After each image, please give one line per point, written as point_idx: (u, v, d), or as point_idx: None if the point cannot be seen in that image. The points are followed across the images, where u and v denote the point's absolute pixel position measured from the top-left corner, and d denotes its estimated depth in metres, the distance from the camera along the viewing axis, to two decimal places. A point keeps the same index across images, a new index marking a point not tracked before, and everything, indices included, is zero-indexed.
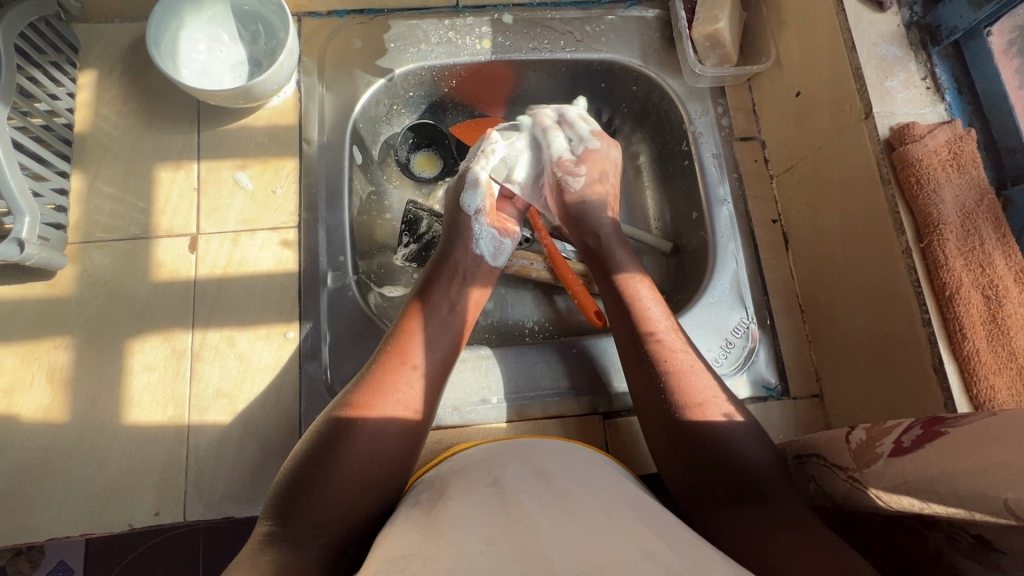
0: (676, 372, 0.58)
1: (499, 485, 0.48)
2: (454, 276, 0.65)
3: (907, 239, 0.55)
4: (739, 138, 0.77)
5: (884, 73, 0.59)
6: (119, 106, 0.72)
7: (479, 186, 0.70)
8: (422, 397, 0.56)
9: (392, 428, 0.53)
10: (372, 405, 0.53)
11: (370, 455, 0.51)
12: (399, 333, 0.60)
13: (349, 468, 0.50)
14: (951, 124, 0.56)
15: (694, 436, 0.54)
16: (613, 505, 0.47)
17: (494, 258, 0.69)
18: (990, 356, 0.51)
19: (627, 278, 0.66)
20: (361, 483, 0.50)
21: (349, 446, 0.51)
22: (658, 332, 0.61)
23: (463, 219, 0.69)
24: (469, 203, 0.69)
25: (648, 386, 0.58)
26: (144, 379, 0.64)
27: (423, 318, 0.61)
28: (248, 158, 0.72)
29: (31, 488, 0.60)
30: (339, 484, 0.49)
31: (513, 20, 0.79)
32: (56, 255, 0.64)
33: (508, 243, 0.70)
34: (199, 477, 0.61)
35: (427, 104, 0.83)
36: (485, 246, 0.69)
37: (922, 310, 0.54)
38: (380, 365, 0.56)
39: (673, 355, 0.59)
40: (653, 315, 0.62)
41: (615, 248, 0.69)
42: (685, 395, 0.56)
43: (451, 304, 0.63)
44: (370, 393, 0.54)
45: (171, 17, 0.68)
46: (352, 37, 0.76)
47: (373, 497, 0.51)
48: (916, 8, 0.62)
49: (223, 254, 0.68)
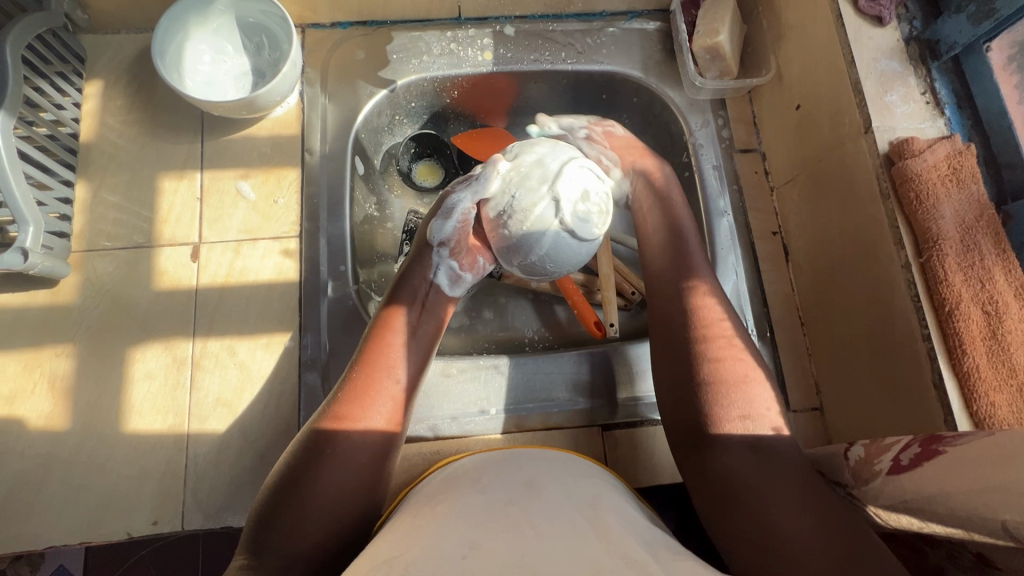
0: (733, 370, 0.53)
1: (486, 492, 0.48)
2: (417, 294, 0.63)
3: (906, 254, 0.55)
4: (740, 150, 0.77)
5: (884, 88, 0.60)
6: (124, 115, 0.73)
7: (451, 216, 0.65)
8: (398, 412, 0.56)
9: (361, 449, 0.53)
10: (350, 420, 0.53)
11: (343, 473, 0.51)
12: (374, 345, 0.59)
13: (325, 487, 0.50)
14: (950, 139, 0.56)
15: (711, 415, 0.51)
16: (599, 515, 0.46)
17: (454, 288, 0.66)
18: (990, 373, 0.50)
19: (693, 265, 0.61)
20: (337, 502, 0.51)
21: (326, 463, 0.51)
22: (720, 328, 0.56)
23: (427, 248, 0.66)
24: (436, 233, 0.65)
25: (682, 362, 0.55)
26: (145, 388, 0.64)
27: (398, 327, 0.60)
28: (251, 167, 0.72)
29: (31, 495, 0.61)
30: (315, 503, 0.50)
31: (515, 32, 0.79)
32: (59, 264, 0.65)
33: (470, 277, 0.67)
34: (198, 486, 0.61)
35: (429, 114, 0.84)
36: (442, 276, 0.65)
37: (921, 325, 0.54)
38: (345, 392, 0.55)
39: (732, 355, 0.54)
40: (716, 310, 0.58)
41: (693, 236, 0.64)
42: (732, 391, 0.52)
43: (421, 314, 0.62)
44: (347, 409, 0.54)
45: (176, 29, 0.69)
46: (355, 48, 0.77)
47: (348, 515, 0.51)
48: (915, 23, 0.62)
49: (224, 263, 0.69)
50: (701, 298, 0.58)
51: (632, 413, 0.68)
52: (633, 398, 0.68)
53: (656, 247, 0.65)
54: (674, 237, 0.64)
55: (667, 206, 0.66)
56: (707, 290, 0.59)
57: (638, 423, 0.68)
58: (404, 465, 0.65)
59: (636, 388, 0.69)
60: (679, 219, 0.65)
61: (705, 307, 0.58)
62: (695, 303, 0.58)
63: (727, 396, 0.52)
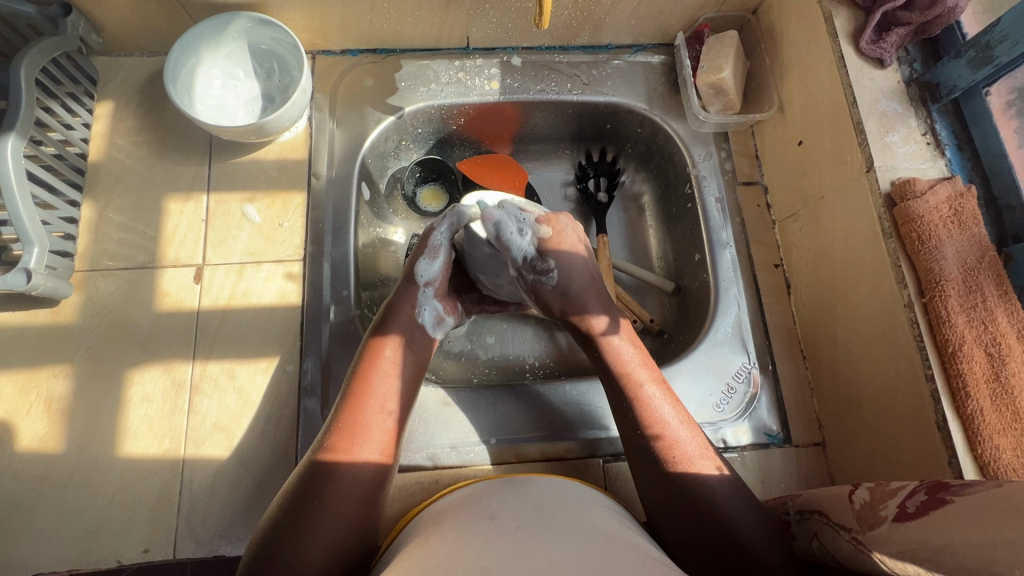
0: (658, 424, 0.56)
1: (495, 518, 0.48)
2: (405, 328, 0.63)
3: (908, 293, 0.55)
4: (742, 183, 0.78)
5: (885, 128, 0.61)
6: (133, 136, 0.73)
7: (437, 256, 0.67)
8: (386, 438, 0.55)
9: (357, 481, 0.52)
10: (352, 448, 0.53)
11: (340, 498, 0.50)
12: (366, 371, 0.58)
13: (327, 512, 0.49)
14: (951, 180, 0.57)
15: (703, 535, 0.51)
16: (599, 541, 0.45)
17: (434, 328, 0.66)
18: (994, 415, 0.50)
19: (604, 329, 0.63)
20: (336, 528, 0.49)
21: (328, 490, 0.50)
22: (639, 386, 0.59)
23: (413, 287, 0.66)
24: (423, 272, 0.66)
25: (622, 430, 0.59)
26: (141, 411, 0.64)
27: (387, 352, 0.60)
28: (257, 191, 0.73)
29: (21, 520, 0.60)
30: (314, 528, 0.48)
31: (522, 62, 0.81)
32: (62, 284, 0.64)
33: (451, 320, 0.68)
34: (191, 513, 0.60)
35: (434, 139, 0.85)
36: (428, 319, 0.65)
37: (924, 364, 0.54)
38: (339, 426, 0.55)
39: (656, 411, 0.57)
40: (636, 372, 0.60)
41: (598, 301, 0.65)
42: (660, 448, 0.55)
43: (410, 344, 0.62)
44: (342, 435, 0.54)
45: (189, 54, 0.70)
46: (364, 75, 0.78)
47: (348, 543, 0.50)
48: (915, 66, 0.64)
49: (227, 285, 0.69)
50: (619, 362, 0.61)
51: (609, 448, 0.68)
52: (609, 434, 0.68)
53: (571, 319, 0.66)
54: (584, 306, 0.65)
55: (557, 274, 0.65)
56: (623, 352, 0.62)
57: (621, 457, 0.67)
58: (402, 494, 0.64)
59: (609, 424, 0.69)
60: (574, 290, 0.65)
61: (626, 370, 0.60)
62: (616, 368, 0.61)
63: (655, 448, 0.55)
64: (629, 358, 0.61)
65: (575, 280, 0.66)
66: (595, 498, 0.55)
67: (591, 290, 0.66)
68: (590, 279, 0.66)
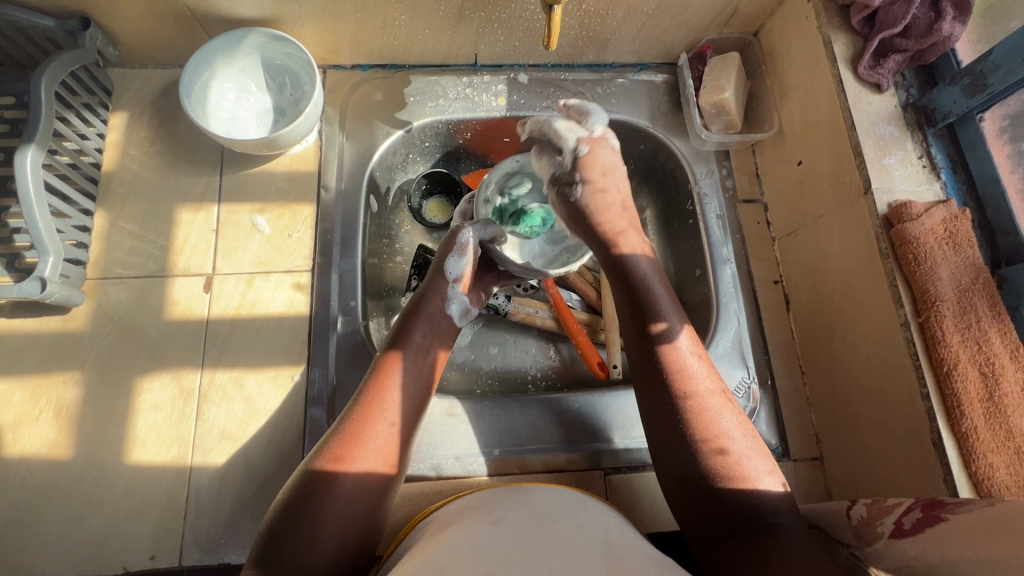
0: (724, 434, 0.53)
1: (498, 524, 0.50)
2: (432, 319, 0.64)
3: (905, 313, 0.57)
4: (743, 201, 0.80)
5: (882, 151, 0.62)
6: (146, 147, 0.75)
7: (466, 254, 0.66)
8: (396, 440, 0.56)
9: (376, 450, 0.54)
10: (374, 418, 0.56)
11: (347, 498, 0.51)
12: (380, 371, 0.59)
13: (332, 512, 0.50)
14: (946, 204, 0.59)
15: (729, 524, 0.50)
16: (603, 552, 0.47)
17: (460, 319, 0.67)
18: (987, 434, 0.52)
19: (672, 326, 0.59)
20: (342, 528, 0.51)
21: (338, 476, 0.52)
22: (708, 391, 0.56)
23: (440, 282, 0.66)
24: (451, 268, 0.66)
25: (673, 433, 0.55)
26: (150, 418, 0.64)
27: (415, 336, 0.62)
28: (267, 202, 0.74)
29: (28, 525, 0.60)
30: (319, 527, 0.49)
31: (529, 79, 0.83)
32: (75, 292, 0.65)
33: (475, 310, 0.69)
34: (197, 520, 0.61)
35: (441, 152, 0.86)
36: (455, 312, 0.66)
37: (920, 383, 0.55)
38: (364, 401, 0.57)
39: (722, 418, 0.54)
40: (705, 380, 0.56)
41: (664, 295, 0.61)
42: (708, 446, 0.53)
43: (436, 330, 0.64)
44: (349, 437, 0.54)
45: (203, 69, 0.71)
46: (374, 90, 0.80)
47: (353, 542, 0.51)
48: (912, 91, 0.65)
49: (236, 295, 0.70)
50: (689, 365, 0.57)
51: (612, 460, 0.69)
52: (613, 446, 0.69)
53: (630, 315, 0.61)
54: (610, 223, 0.64)
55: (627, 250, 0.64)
56: (689, 356, 0.57)
57: (625, 470, 0.69)
58: (405, 504, 0.65)
59: (611, 437, 0.70)
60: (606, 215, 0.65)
61: (694, 374, 0.56)
62: (682, 369, 0.56)
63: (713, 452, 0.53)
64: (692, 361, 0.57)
65: (605, 200, 0.66)
66: (597, 505, 0.56)
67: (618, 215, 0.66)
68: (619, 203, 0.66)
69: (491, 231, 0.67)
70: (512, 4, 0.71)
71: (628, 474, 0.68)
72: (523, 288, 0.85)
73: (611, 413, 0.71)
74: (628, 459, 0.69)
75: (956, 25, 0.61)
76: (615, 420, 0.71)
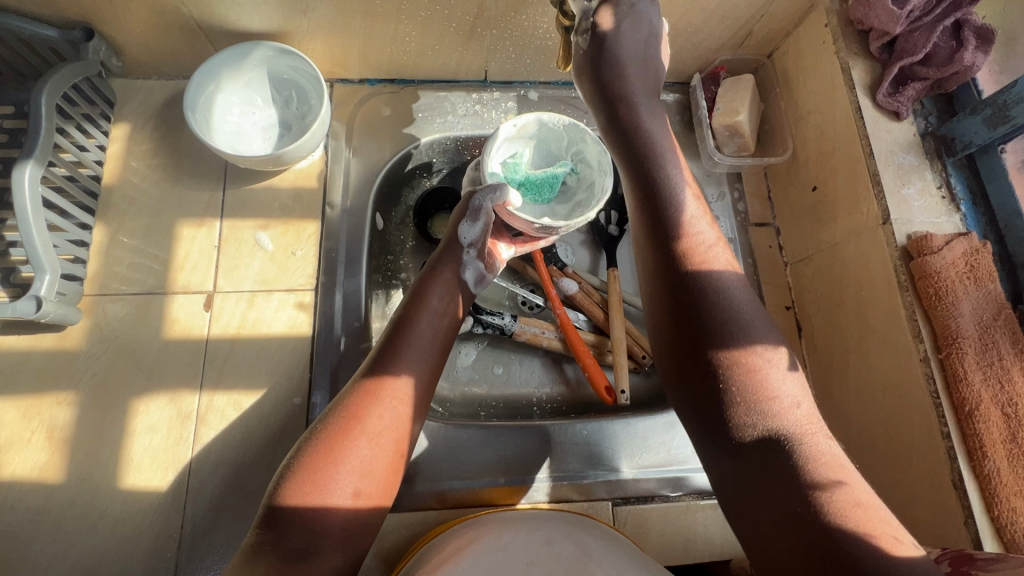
0: (772, 403, 0.45)
1: (507, 550, 0.51)
2: (448, 284, 0.62)
3: (925, 347, 0.55)
4: (755, 224, 0.78)
5: (901, 181, 0.61)
6: (148, 159, 0.73)
7: (479, 219, 0.64)
8: (412, 402, 0.53)
9: (390, 410, 0.51)
10: (388, 376, 0.53)
11: (359, 455, 0.48)
12: (395, 334, 0.57)
13: (344, 468, 0.47)
14: (967, 236, 0.57)
15: (784, 487, 0.42)
16: None
17: (474, 286, 0.67)
18: (1010, 477, 0.51)
19: (716, 276, 0.51)
20: (354, 487, 0.48)
21: (354, 435, 0.49)
22: (756, 353, 0.47)
23: (455, 248, 0.66)
24: (465, 234, 0.65)
25: (709, 402, 0.47)
26: (146, 441, 0.62)
27: (432, 296, 0.60)
28: (271, 218, 0.72)
29: (16, 552, 0.58)
30: (331, 484, 0.47)
31: (539, 97, 0.82)
32: (71, 311, 0.64)
33: (492, 275, 0.69)
34: (193, 547, 0.60)
35: (447, 168, 0.83)
36: (472, 277, 0.66)
37: (940, 421, 0.54)
38: (376, 364, 0.54)
39: (772, 384, 0.46)
40: (757, 339, 0.48)
41: (731, 275, 0.51)
42: (763, 406, 0.45)
43: (454, 293, 0.62)
44: (365, 394, 0.51)
45: (208, 82, 0.69)
46: (381, 105, 0.79)
47: (367, 505, 0.48)
48: (931, 119, 0.64)
49: (237, 313, 0.68)
50: (734, 321, 0.48)
51: (619, 490, 0.67)
52: (620, 475, 0.68)
53: (661, 266, 0.54)
54: (629, 86, 0.61)
55: (670, 196, 0.56)
56: (736, 310, 0.49)
57: (634, 500, 0.67)
58: (407, 534, 0.63)
59: (619, 466, 0.68)
60: (630, 90, 0.62)
61: (744, 333, 0.48)
62: (724, 325, 0.48)
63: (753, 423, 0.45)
64: (745, 314, 0.49)
65: (622, 50, 0.60)
66: (603, 538, 0.55)
67: (634, 71, 0.61)
68: (639, 53, 0.61)
69: (504, 193, 0.62)
70: (525, 22, 0.69)
71: (637, 504, 0.67)
72: (529, 307, 0.84)
73: (620, 440, 0.69)
74: (635, 489, 0.67)
75: (978, 54, 0.60)
76: (623, 448, 0.69)
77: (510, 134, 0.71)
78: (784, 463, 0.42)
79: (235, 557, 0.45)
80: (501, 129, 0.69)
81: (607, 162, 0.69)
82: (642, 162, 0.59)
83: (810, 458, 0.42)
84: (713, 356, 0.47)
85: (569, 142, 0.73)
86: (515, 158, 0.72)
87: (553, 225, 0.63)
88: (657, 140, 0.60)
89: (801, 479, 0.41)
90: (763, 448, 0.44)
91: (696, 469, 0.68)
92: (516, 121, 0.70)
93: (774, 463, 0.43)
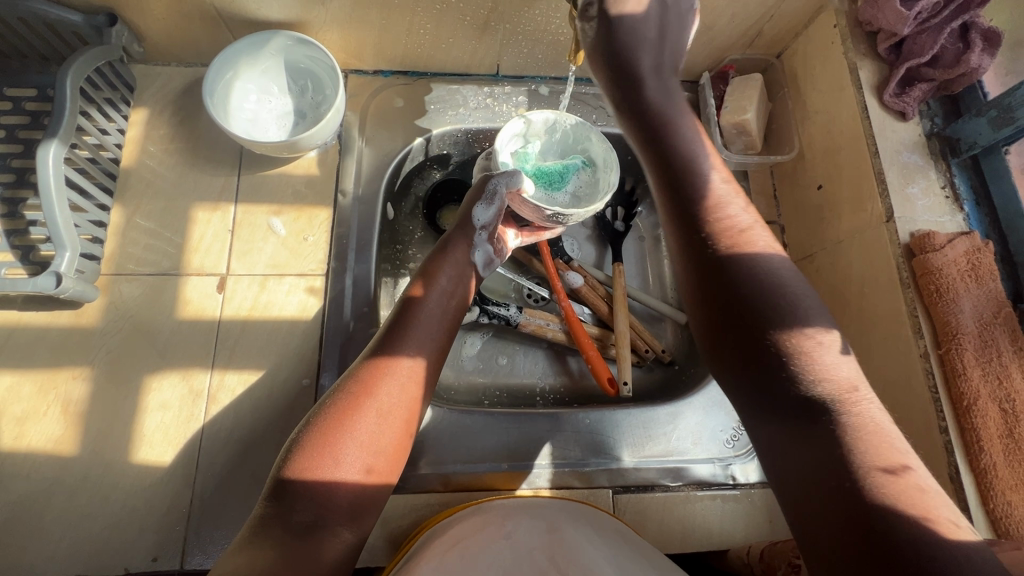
0: (829, 385, 0.43)
1: (509, 539, 0.53)
2: (457, 265, 0.63)
3: (925, 343, 0.56)
4: None
5: (906, 180, 0.62)
6: (165, 144, 0.75)
7: (494, 204, 0.66)
8: (422, 377, 0.55)
9: (397, 384, 0.52)
10: (395, 352, 0.54)
11: (367, 428, 0.49)
12: (403, 311, 0.58)
13: (353, 439, 0.49)
14: (969, 235, 0.58)
15: (833, 462, 0.40)
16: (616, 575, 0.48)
17: (484, 269, 0.68)
18: (1005, 471, 0.52)
19: (754, 254, 0.48)
20: (362, 456, 0.49)
21: (361, 407, 0.50)
22: (815, 331, 0.44)
23: (467, 228, 0.66)
24: (479, 216, 0.66)
25: (761, 381, 0.45)
26: (158, 417, 0.64)
27: (440, 276, 0.61)
28: (284, 204, 0.74)
29: (29, 521, 0.59)
30: (337, 454, 0.48)
31: (549, 92, 0.83)
32: (89, 288, 0.65)
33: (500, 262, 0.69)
34: (201, 520, 0.61)
35: (459, 161, 0.85)
36: (479, 258, 0.66)
37: (939, 415, 0.55)
38: (382, 340, 0.55)
39: (830, 366, 0.43)
40: (815, 320, 0.45)
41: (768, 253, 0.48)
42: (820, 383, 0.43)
43: (462, 277, 0.63)
44: (374, 369, 0.53)
45: (226, 69, 0.71)
46: (394, 97, 0.80)
47: (376, 479, 0.49)
48: (936, 120, 0.65)
49: (250, 296, 0.69)
50: (790, 300, 0.45)
51: (618, 479, 0.68)
52: (621, 465, 0.69)
53: (686, 244, 0.50)
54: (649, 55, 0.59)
55: (692, 169, 0.52)
56: (796, 288, 0.46)
57: (634, 489, 0.68)
58: (412, 516, 0.65)
59: (620, 456, 0.69)
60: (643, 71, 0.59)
61: (802, 312, 0.45)
62: (779, 299, 0.45)
63: (807, 406, 0.43)
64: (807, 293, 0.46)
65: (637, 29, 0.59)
66: (606, 528, 0.56)
67: (651, 45, 0.59)
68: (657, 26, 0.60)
69: (521, 180, 0.65)
70: (538, 16, 0.71)
71: (637, 492, 0.68)
72: (534, 299, 0.85)
73: (621, 430, 0.70)
74: (635, 478, 0.68)
75: (984, 57, 0.61)
76: (623, 438, 0.70)
77: (523, 127, 0.73)
78: (835, 447, 0.41)
79: (243, 527, 0.45)
80: (512, 121, 0.72)
81: (614, 156, 0.71)
82: (660, 131, 0.55)
83: (865, 440, 0.40)
84: (770, 335, 0.44)
85: (574, 141, 0.75)
86: (524, 149, 0.74)
87: (563, 212, 0.65)
88: (672, 113, 0.57)
89: (853, 459, 0.40)
90: (817, 429, 0.42)
91: (697, 459, 0.69)
92: (530, 115, 0.74)
93: (825, 448, 0.41)
